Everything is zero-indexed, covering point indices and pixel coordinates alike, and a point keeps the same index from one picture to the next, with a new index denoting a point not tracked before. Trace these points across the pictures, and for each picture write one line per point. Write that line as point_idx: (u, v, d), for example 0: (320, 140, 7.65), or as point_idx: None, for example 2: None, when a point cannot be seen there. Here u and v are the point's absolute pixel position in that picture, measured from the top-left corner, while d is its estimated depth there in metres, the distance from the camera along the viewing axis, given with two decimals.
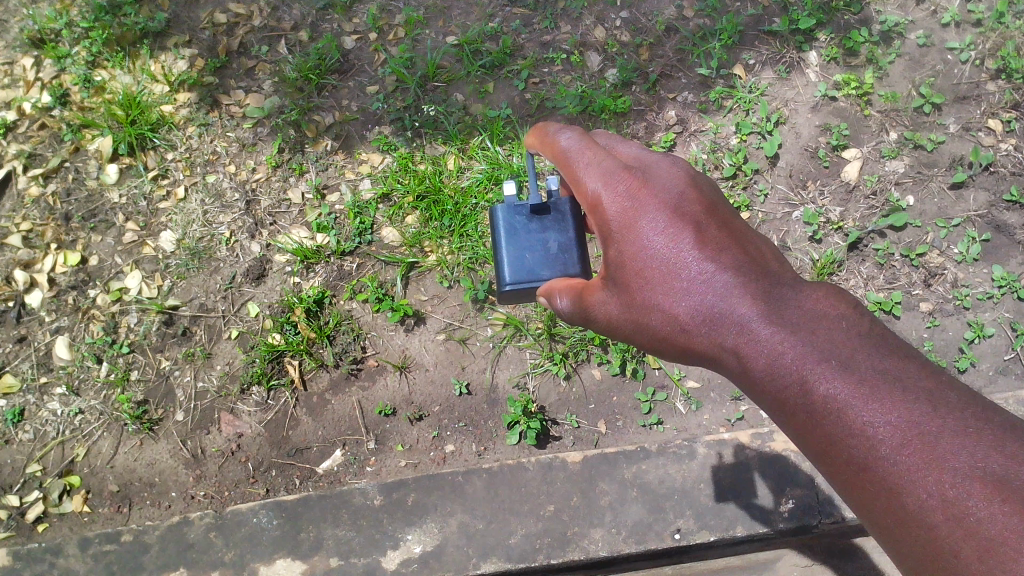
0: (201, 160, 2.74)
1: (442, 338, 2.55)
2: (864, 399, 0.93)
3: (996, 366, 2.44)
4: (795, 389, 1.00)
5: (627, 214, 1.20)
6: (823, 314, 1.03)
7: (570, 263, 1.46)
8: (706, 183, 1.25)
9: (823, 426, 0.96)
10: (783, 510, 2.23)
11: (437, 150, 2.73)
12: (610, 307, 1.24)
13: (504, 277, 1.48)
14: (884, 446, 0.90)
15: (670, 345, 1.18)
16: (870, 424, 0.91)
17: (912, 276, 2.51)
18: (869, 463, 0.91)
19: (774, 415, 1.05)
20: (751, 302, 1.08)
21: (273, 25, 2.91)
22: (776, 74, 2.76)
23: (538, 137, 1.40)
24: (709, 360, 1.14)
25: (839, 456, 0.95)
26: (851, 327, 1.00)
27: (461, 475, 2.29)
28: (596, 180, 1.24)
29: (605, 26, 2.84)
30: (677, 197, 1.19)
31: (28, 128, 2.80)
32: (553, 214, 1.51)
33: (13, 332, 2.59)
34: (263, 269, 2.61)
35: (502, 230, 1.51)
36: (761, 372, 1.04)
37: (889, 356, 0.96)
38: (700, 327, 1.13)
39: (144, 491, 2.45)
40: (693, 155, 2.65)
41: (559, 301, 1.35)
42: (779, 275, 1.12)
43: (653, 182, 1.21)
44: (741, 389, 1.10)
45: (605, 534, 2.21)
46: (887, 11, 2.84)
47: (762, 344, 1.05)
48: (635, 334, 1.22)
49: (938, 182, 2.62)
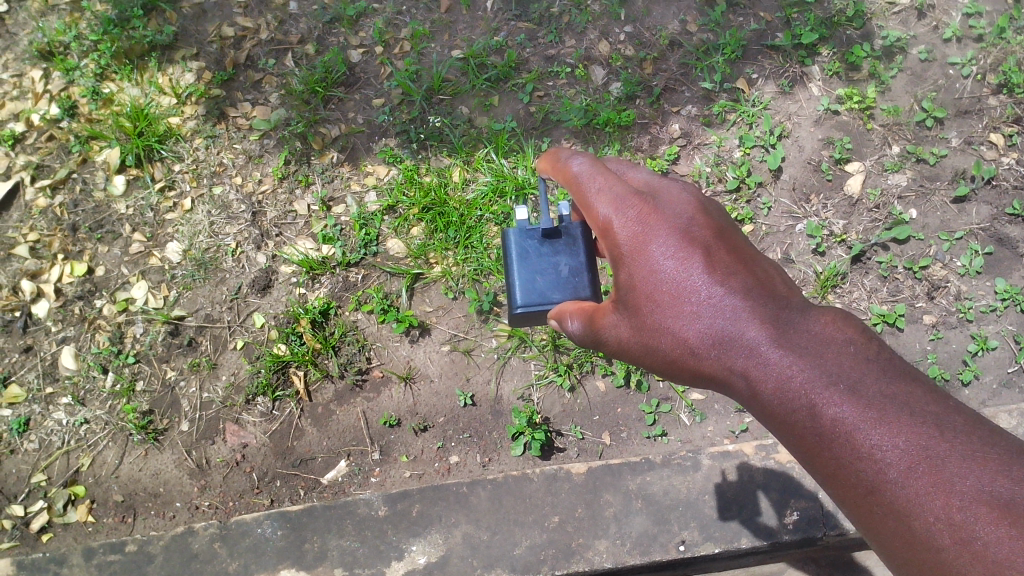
0: (208, 172, 2.77)
1: (446, 349, 2.56)
2: (871, 423, 0.91)
3: (1000, 378, 2.45)
4: (803, 413, 0.98)
5: (637, 239, 1.16)
6: (832, 338, 1.02)
7: (581, 287, 1.48)
8: (715, 207, 1.22)
9: (832, 450, 0.94)
10: (787, 522, 2.23)
11: (442, 162, 2.75)
12: (621, 330, 1.23)
13: (516, 300, 1.48)
14: (892, 469, 0.88)
15: (679, 369, 1.15)
16: (877, 447, 0.90)
17: (915, 288, 2.53)
18: (876, 486, 0.89)
19: (783, 439, 1.03)
20: (760, 325, 1.05)
21: (280, 39, 2.94)
22: (779, 88, 2.79)
23: (550, 161, 1.37)
24: (718, 383, 1.11)
25: (847, 479, 0.93)
26: (861, 352, 0.98)
27: (465, 486, 2.30)
28: (606, 205, 1.21)
29: (609, 40, 2.87)
30: (687, 222, 1.16)
31: (37, 140, 2.82)
32: (564, 238, 1.51)
33: (20, 342, 2.61)
34: (269, 280, 2.63)
35: (513, 253, 1.52)
36: (770, 395, 1.02)
37: (897, 380, 0.94)
38: (709, 351, 1.09)
39: (149, 501, 2.45)
40: (696, 168, 2.68)
41: (569, 324, 1.35)
42: (787, 299, 1.10)
43: (663, 207, 1.18)
44: (750, 412, 1.08)
45: (609, 546, 2.21)
46: (889, 26, 2.86)
47: (772, 368, 1.02)
48: (645, 357, 1.20)
49: (941, 195, 2.63)
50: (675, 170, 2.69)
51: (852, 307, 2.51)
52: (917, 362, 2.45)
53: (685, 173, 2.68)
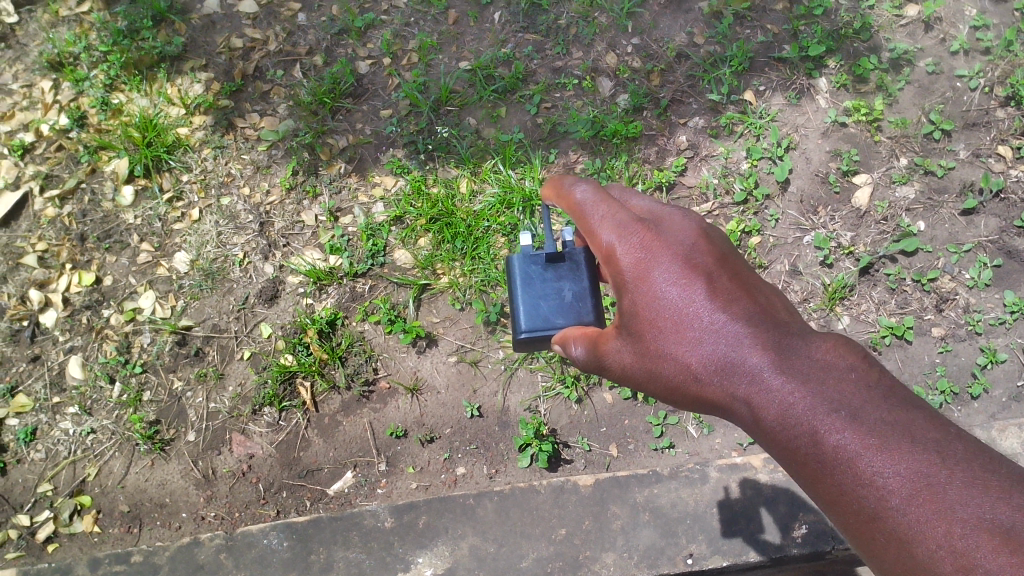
0: (216, 182, 2.78)
1: (453, 360, 2.56)
2: (873, 450, 0.88)
3: (1009, 392, 2.43)
4: (805, 439, 0.95)
5: (640, 265, 1.15)
6: (833, 363, 0.99)
7: (584, 311, 1.47)
8: (717, 234, 1.20)
9: (834, 477, 0.92)
10: (796, 535, 2.21)
11: (450, 173, 2.75)
12: (624, 356, 1.22)
13: (520, 325, 1.48)
14: (893, 496, 0.86)
15: (683, 395, 1.15)
16: (879, 475, 0.87)
17: (924, 301, 2.52)
18: (878, 513, 0.87)
19: (786, 465, 1.01)
20: (762, 351, 1.03)
21: (288, 50, 2.95)
22: (786, 100, 2.79)
23: (551, 190, 1.36)
24: (721, 409, 1.10)
25: (850, 507, 0.91)
26: (863, 378, 0.95)
27: (472, 497, 2.29)
28: (610, 231, 1.20)
29: (617, 52, 2.88)
30: (690, 249, 1.14)
31: (46, 150, 2.84)
32: (567, 263, 1.52)
33: (27, 352, 2.61)
34: (276, 290, 2.63)
35: (518, 278, 1.53)
36: (772, 421, 1.00)
37: (900, 406, 0.91)
38: (711, 376, 1.08)
39: (155, 512, 2.45)
40: (703, 180, 2.68)
41: (573, 349, 1.35)
42: (788, 323, 1.07)
43: (665, 233, 1.17)
44: (753, 438, 1.06)
45: (617, 559, 2.20)
46: (896, 39, 2.87)
47: (773, 394, 1.00)
48: (649, 383, 1.19)
49: (949, 207, 2.63)
50: (682, 182, 2.69)
51: (860, 320, 2.51)
52: (925, 375, 2.45)
53: (692, 185, 2.69)
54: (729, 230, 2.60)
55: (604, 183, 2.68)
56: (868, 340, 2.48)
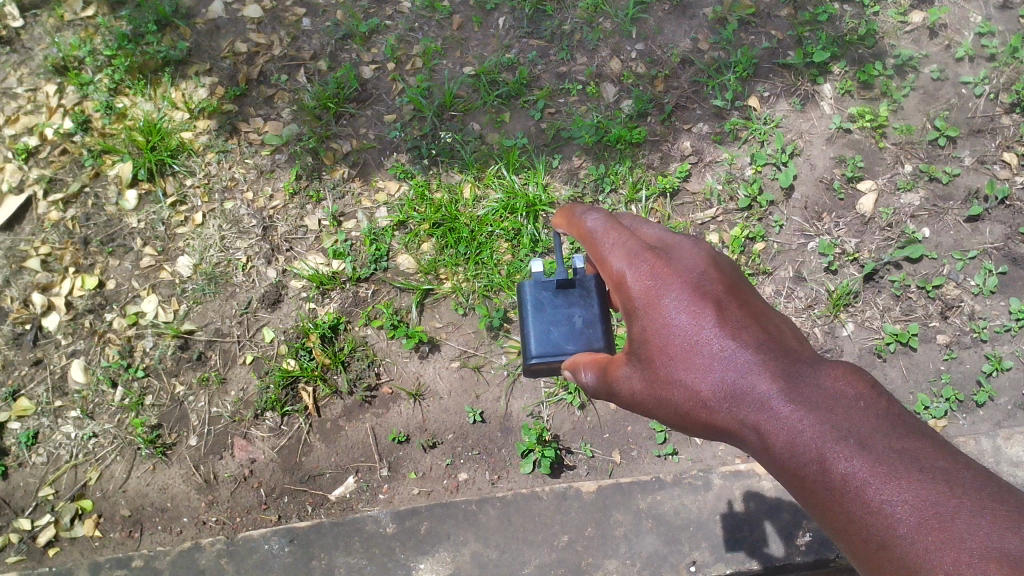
0: (219, 186, 2.78)
1: (456, 365, 2.55)
2: (881, 478, 0.88)
3: (1015, 400, 2.42)
4: (813, 467, 0.95)
5: (650, 293, 1.16)
6: (842, 392, 0.99)
7: (595, 338, 1.45)
8: (727, 263, 1.21)
9: (843, 506, 0.91)
10: (800, 543, 2.20)
11: (454, 178, 2.75)
12: (634, 382, 1.21)
13: (530, 350, 1.47)
14: (901, 525, 0.85)
15: (692, 422, 1.14)
16: (887, 503, 0.87)
17: (928, 308, 2.51)
18: (887, 542, 0.86)
19: (796, 495, 1.00)
20: (771, 379, 1.04)
21: (293, 55, 2.96)
22: (790, 106, 2.79)
23: (564, 219, 1.39)
24: (730, 437, 1.09)
25: (859, 536, 0.89)
26: (870, 407, 0.96)
27: (474, 504, 2.28)
28: (620, 259, 1.21)
29: (621, 58, 2.88)
30: (699, 276, 1.16)
31: (50, 154, 2.84)
32: (578, 289, 1.51)
33: (30, 355, 2.61)
34: (279, 295, 2.63)
35: (528, 305, 1.53)
36: (781, 449, 1.00)
37: (907, 436, 0.92)
38: (720, 404, 1.08)
39: (156, 517, 2.43)
40: (708, 186, 2.68)
41: (583, 375, 1.33)
42: (798, 352, 1.08)
43: (675, 261, 1.18)
44: (763, 467, 1.05)
45: (619, 566, 2.19)
46: (901, 45, 2.87)
47: (783, 421, 1.00)
48: (658, 409, 1.18)
49: (954, 214, 2.62)
50: (686, 187, 2.69)
51: (865, 326, 2.50)
52: (931, 382, 2.43)
53: (696, 191, 2.68)
54: (733, 235, 2.59)
55: (607, 189, 2.67)
56: (873, 346, 2.47)
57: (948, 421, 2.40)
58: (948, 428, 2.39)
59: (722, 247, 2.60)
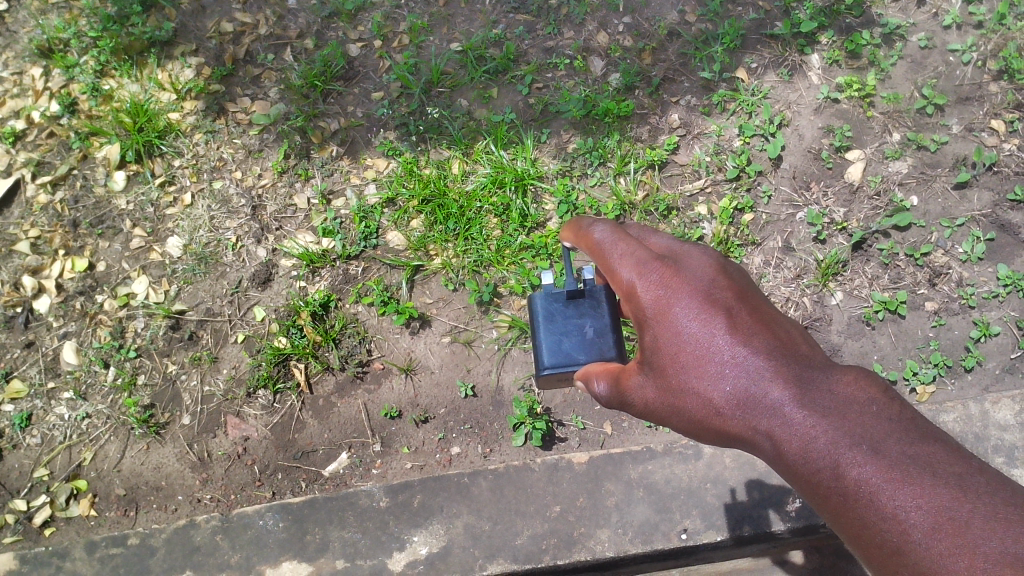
0: (208, 167, 2.77)
1: (447, 340, 2.56)
2: (895, 483, 0.89)
3: (1003, 364, 2.43)
4: (828, 473, 0.96)
5: (660, 302, 1.15)
6: (854, 398, 1.00)
7: (606, 348, 1.47)
8: (735, 268, 1.21)
9: (856, 511, 0.93)
10: (790, 509, 2.23)
11: (442, 154, 2.75)
12: (647, 392, 1.20)
13: (542, 362, 1.48)
14: (915, 530, 0.86)
15: (706, 429, 1.15)
16: (901, 508, 0.88)
17: (917, 275, 2.52)
18: (901, 547, 0.87)
19: (812, 501, 1.01)
20: (783, 385, 1.04)
21: (279, 33, 2.94)
22: (778, 77, 2.79)
23: (571, 229, 1.38)
24: (744, 443, 1.10)
25: (873, 541, 0.91)
26: (882, 413, 0.97)
27: (467, 476, 2.29)
28: (629, 269, 1.20)
29: (608, 31, 2.87)
30: (709, 285, 1.14)
31: (38, 137, 2.83)
32: (588, 299, 1.53)
33: (21, 338, 2.61)
34: (269, 274, 2.63)
35: (540, 316, 1.53)
36: (795, 455, 1.01)
37: (918, 440, 0.93)
38: (733, 411, 1.09)
39: (151, 495, 2.44)
40: (696, 157, 2.68)
41: (595, 386, 1.32)
42: (810, 358, 1.08)
43: (684, 269, 1.17)
44: (776, 472, 1.06)
45: (611, 535, 2.21)
46: (888, 14, 2.86)
47: (795, 429, 1.01)
48: (672, 417, 1.19)
49: (942, 182, 2.63)
50: (674, 160, 2.69)
51: (854, 295, 2.50)
52: (919, 349, 2.44)
53: (685, 163, 2.69)
54: (722, 207, 2.59)
55: (595, 162, 2.67)
56: (861, 314, 2.48)
57: (937, 387, 2.41)
58: (935, 394, 2.40)
59: (711, 219, 2.60)
